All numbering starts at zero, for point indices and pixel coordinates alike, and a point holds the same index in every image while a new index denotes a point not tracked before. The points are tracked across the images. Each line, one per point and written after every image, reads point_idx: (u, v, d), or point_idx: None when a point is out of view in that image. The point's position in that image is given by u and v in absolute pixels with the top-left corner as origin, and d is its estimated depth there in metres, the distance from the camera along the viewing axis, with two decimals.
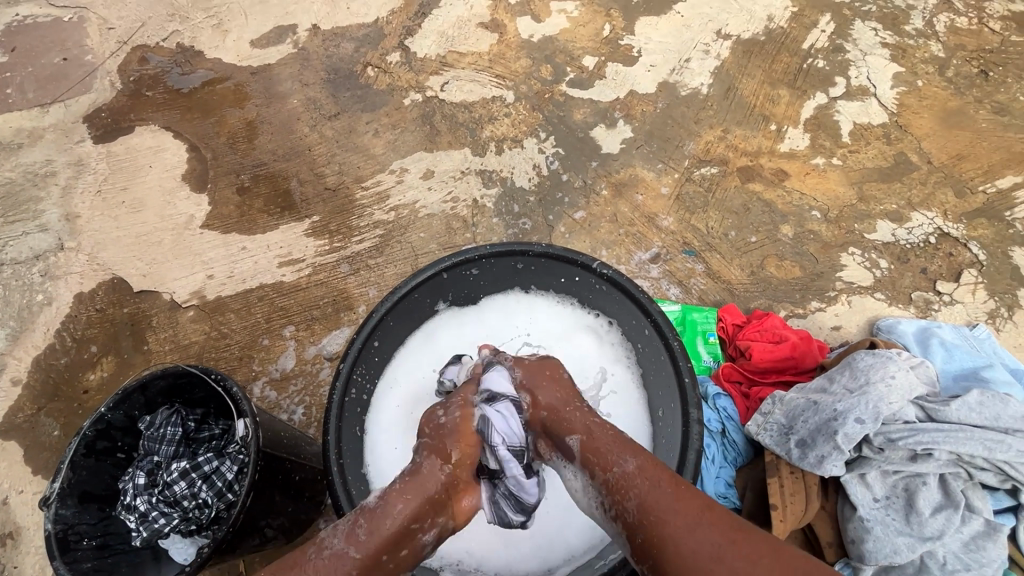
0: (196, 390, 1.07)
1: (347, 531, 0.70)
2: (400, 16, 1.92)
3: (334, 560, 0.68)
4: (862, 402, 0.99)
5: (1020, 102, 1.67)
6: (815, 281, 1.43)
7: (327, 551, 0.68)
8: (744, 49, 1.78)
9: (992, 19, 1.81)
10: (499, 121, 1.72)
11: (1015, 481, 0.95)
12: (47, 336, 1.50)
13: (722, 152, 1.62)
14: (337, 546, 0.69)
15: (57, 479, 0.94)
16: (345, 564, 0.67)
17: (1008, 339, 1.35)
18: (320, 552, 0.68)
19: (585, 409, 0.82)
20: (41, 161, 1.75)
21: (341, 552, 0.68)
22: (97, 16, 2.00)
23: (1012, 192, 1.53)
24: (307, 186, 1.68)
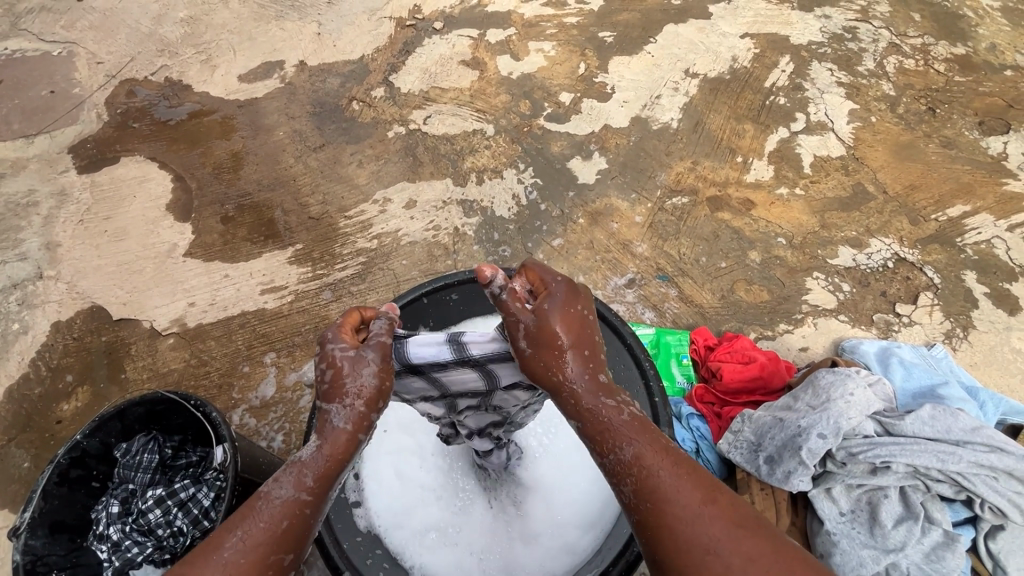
0: (175, 417, 1.07)
1: (294, 478, 0.64)
2: (385, 54, 2.01)
3: (280, 508, 0.63)
4: (824, 418, 1.03)
5: (966, 137, 1.79)
6: (783, 304, 1.50)
7: (275, 500, 0.63)
8: (710, 87, 1.89)
9: (937, 62, 1.96)
10: (479, 153, 1.78)
11: (969, 491, 0.98)
12: (21, 365, 1.49)
13: (692, 182, 1.70)
14: (284, 494, 0.63)
15: (28, 508, 0.92)
16: (302, 510, 0.63)
17: (964, 358, 1.42)
18: (270, 503, 0.62)
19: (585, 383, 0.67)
20: (24, 191, 1.76)
21: (291, 498, 0.63)
22: (86, 51, 2.06)
23: (962, 220, 1.63)
24: (291, 216, 1.71)
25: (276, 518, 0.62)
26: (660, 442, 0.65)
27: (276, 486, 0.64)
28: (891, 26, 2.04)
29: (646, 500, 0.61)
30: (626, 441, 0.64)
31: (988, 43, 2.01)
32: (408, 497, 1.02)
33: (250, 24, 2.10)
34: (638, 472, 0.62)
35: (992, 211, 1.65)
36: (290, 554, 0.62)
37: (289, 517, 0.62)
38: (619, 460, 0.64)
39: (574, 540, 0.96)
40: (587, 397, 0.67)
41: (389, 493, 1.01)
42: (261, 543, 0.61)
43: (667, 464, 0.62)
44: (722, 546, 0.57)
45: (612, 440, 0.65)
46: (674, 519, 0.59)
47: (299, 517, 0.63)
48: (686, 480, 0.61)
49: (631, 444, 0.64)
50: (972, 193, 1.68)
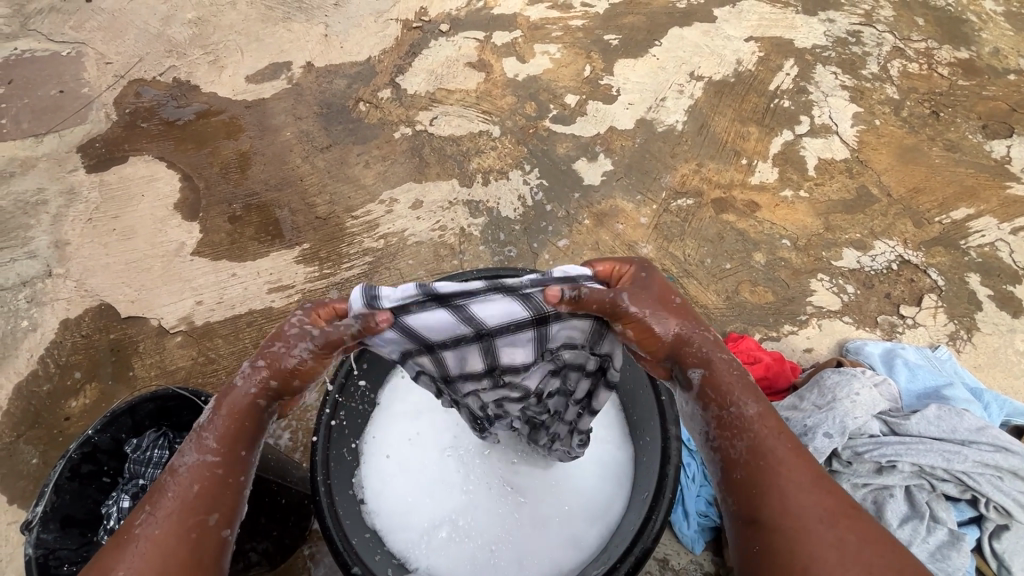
0: (185, 414, 1.08)
1: (195, 445, 0.67)
2: (392, 55, 2.02)
3: (188, 474, 0.66)
4: (830, 417, 1.03)
5: (969, 141, 1.80)
6: (787, 305, 1.50)
7: (180, 469, 0.66)
8: (715, 90, 1.90)
9: (941, 65, 1.97)
10: (485, 154, 1.80)
11: (974, 491, 0.99)
12: (30, 362, 1.50)
13: (697, 184, 1.71)
14: (188, 461, 0.66)
15: (41, 502, 0.93)
16: (206, 471, 0.66)
17: (968, 360, 1.43)
18: (175, 476, 0.66)
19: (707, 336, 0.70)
20: (33, 190, 1.77)
21: (194, 463, 0.66)
22: (95, 51, 2.07)
23: (966, 222, 1.64)
24: (299, 215, 1.72)
25: (187, 485, 0.65)
26: (783, 430, 0.67)
27: (179, 459, 0.67)
28: (895, 30, 2.05)
29: (754, 462, 0.64)
30: (748, 404, 0.67)
31: (992, 48, 2.02)
32: (416, 496, 1.03)
33: (258, 26, 2.11)
34: (758, 431, 0.65)
35: (995, 214, 1.65)
36: (214, 514, 0.65)
37: (196, 481, 0.65)
38: (743, 413, 0.66)
39: (580, 534, 0.97)
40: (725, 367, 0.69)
41: (397, 493, 1.02)
42: (173, 512, 0.63)
43: (787, 445, 0.65)
44: (829, 525, 0.60)
45: (735, 402, 0.67)
46: (784, 482, 0.63)
47: (209, 477, 0.66)
48: (796, 462, 0.64)
49: (753, 411, 0.66)
50: (975, 197, 1.68)
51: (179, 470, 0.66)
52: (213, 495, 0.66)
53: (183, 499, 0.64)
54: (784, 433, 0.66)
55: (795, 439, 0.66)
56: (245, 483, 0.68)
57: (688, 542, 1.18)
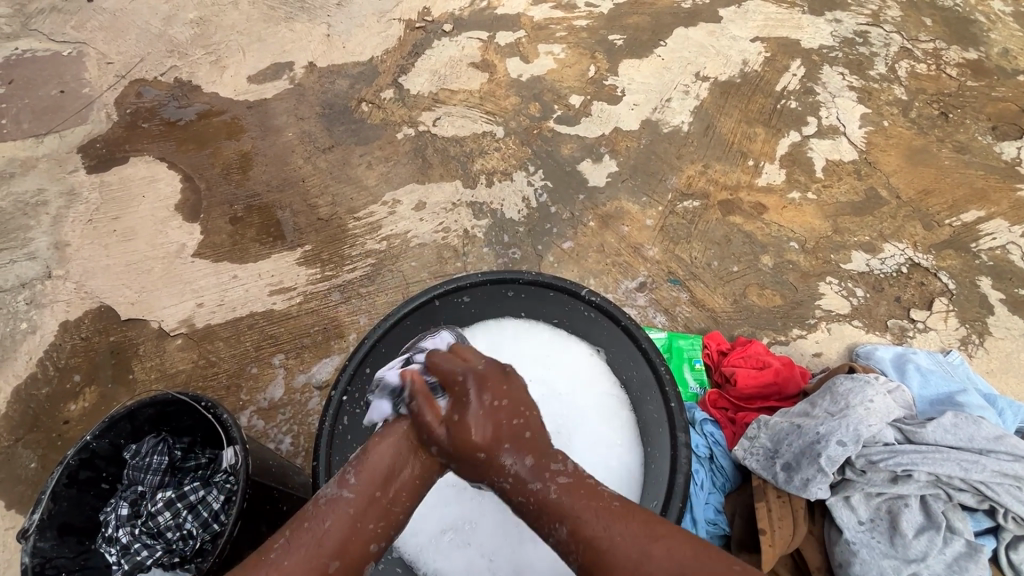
0: (185, 418, 1.06)
1: (340, 478, 0.73)
2: (394, 55, 2.01)
3: (328, 507, 0.70)
4: (843, 425, 1.02)
5: (979, 142, 1.78)
6: (796, 309, 1.48)
7: (323, 500, 0.71)
8: (721, 90, 1.88)
9: (949, 66, 1.95)
10: (489, 155, 1.78)
11: (993, 501, 0.97)
12: (29, 365, 1.48)
13: (703, 185, 1.69)
14: (331, 493, 0.71)
15: (37, 510, 0.92)
16: (343, 507, 0.70)
17: (980, 365, 1.40)
18: (317, 503, 0.71)
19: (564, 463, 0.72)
20: (33, 191, 1.76)
21: (336, 496, 0.71)
22: (96, 51, 2.06)
23: (976, 225, 1.61)
24: (300, 217, 1.71)
25: (322, 519, 0.69)
26: (585, 501, 0.68)
27: (324, 488, 0.72)
28: (903, 30, 2.03)
29: (595, 574, 0.64)
30: (559, 517, 0.68)
31: (1001, 48, 1.99)
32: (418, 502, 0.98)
33: (260, 26, 2.10)
34: (580, 544, 0.65)
35: (1006, 216, 1.63)
36: (337, 561, 0.67)
37: (333, 517, 0.69)
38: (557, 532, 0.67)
39: None
40: (518, 482, 0.72)
41: None
42: (306, 544, 0.67)
43: (599, 527, 0.65)
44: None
45: (548, 518, 0.69)
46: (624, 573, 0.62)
47: (346, 518, 0.69)
48: (625, 531, 0.65)
49: (564, 519, 0.67)
50: (986, 199, 1.66)
51: (323, 500, 0.70)
52: (344, 540, 0.68)
53: (317, 533, 0.68)
54: (593, 511, 0.67)
55: (600, 501, 0.68)
56: (372, 534, 0.70)
57: None
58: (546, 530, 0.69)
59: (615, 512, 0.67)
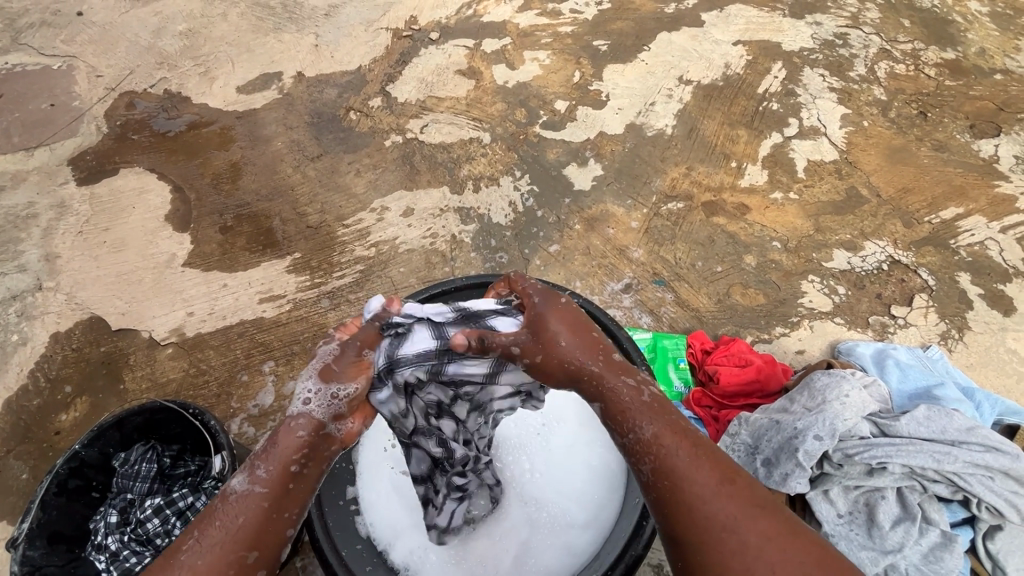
0: (173, 426, 1.07)
1: (249, 470, 0.69)
2: (382, 64, 2.03)
3: (239, 503, 0.67)
4: (820, 420, 1.03)
5: (957, 140, 1.81)
6: (779, 307, 1.50)
7: (233, 496, 0.68)
8: (704, 93, 1.91)
9: (928, 66, 1.98)
10: (476, 160, 1.80)
11: (966, 492, 0.99)
12: (20, 377, 1.49)
13: (687, 187, 1.72)
14: (241, 488, 0.68)
15: (26, 519, 0.92)
16: (256, 502, 0.67)
17: (960, 359, 1.43)
18: (226, 499, 0.68)
19: (632, 384, 0.75)
20: (23, 204, 1.77)
21: (247, 492, 0.67)
22: (86, 64, 2.08)
23: (955, 222, 1.64)
24: (289, 225, 1.72)
25: (234, 514, 0.67)
26: (687, 433, 0.71)
27: (232, 481, 0.68)
28: (881, 32, 2.07)
29: (664, 479, 0.68)
30: (649, 424, 0.71)
31: (978, 48, 2.03)
32: (407, 512, 1.01)
33: (248, 36, 2.12)
34: (657, 452, 0.69)
35: (984, 213, 1.66)
36: (254, 551, 0.66)
37: (246, 512, 0.67)
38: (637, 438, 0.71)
39: (575, 543, 0.96)
40: (614, 389, 0.74)
41: (387, 507, 1.00)
42: (217, 543, 0.65)
43: (689, 456, 0.68)
44: (732, 522, 0.64)
45: (629, 420, 0.72)
46: (692, 505, 0.66)
47: (258, 511, 0.67)
48: (704, 465, 0.68)
49: (656, 435, 0.70)
50: (964, 196, 1.69)
51: (233, 498, 0.67)
52: (257, 534, 0.67)
53: (231, 530, 0.66)
54: (682, 444, 0.69)
55: (686, 431, 0.71)
56: (290, 520, 0.70)
57: None
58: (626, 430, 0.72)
59: (699, 443, 0.70)
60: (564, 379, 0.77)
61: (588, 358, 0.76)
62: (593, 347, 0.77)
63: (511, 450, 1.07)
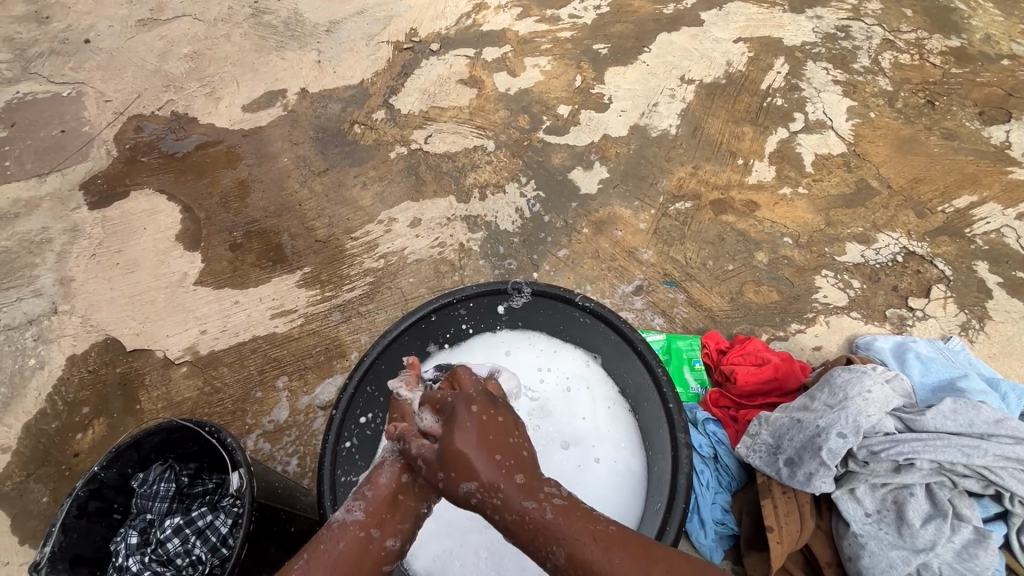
0: (190, 445, 1.07)
1: (349, 501, 0.76)
2: (384, 77, 2.05)
3: (340, 529, 0.73)
4: (843, 417, 1.02)
5: (967, 128, 1.79)
6: (793, 303, 1.49)
7: (336, 524, 0.73)
8: (707, 92, 1.91)
9: (933, 55, 1.96)
10: (481, 168, 1.80)
11: (998, 486, 0.98)
12: (39, 401, 1.50)
13: (694, 186, 1.71)
14: (341, 517, 0.74)
15: (48, 543, 0.93)
16: (354, 528, 0.73)
17: (982, 349, 1.40)
18: (329, 528, 0.73)
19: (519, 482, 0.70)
20: (37, 229, 1.79)
21: (345, 520, 0.73)
22: (95, 90, 2.11)
23: (969, 210, 1.62)
24: (298, 240, 1.73)
25: (334, 541, 0.72)
26: (580, 524, 0.66)
27: (336, 513, 0.75)
28: (883, 23, 2.05)
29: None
30: (557, 541, 0.65)
31: (983, 34, 2.01)
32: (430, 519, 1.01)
33: (252, 56, 2.15)
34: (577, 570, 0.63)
35: (999, 200, 1.64)
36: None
37: (344, 539, 0.72)
38: (555, 561, 0.65)
39: None
40: (508, 503, 0.69)
41: None
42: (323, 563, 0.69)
43: (596, 551, 0.63)
44: None
45: (544, 542, 0.66)
46: None
47: (356, 539, 0.72)
48: (621, 556, 0.62)
49: (563, 542, 0.64)
50: (977, 183, 1.67)
51: (334, 525, 0.73)
52: (358, 556, 0.71)
53: (331, 555, 0.70)
54: (591, 533, 0.65)
55: (595, 524, 0.66)
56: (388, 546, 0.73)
57: (706, 551, 1.11)
58: (541, 554, 0.66)
59: (611, 535, 0.64)
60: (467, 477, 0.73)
61: (489, 468, 0.71)
62: (502, 461, 0.72)
63: None
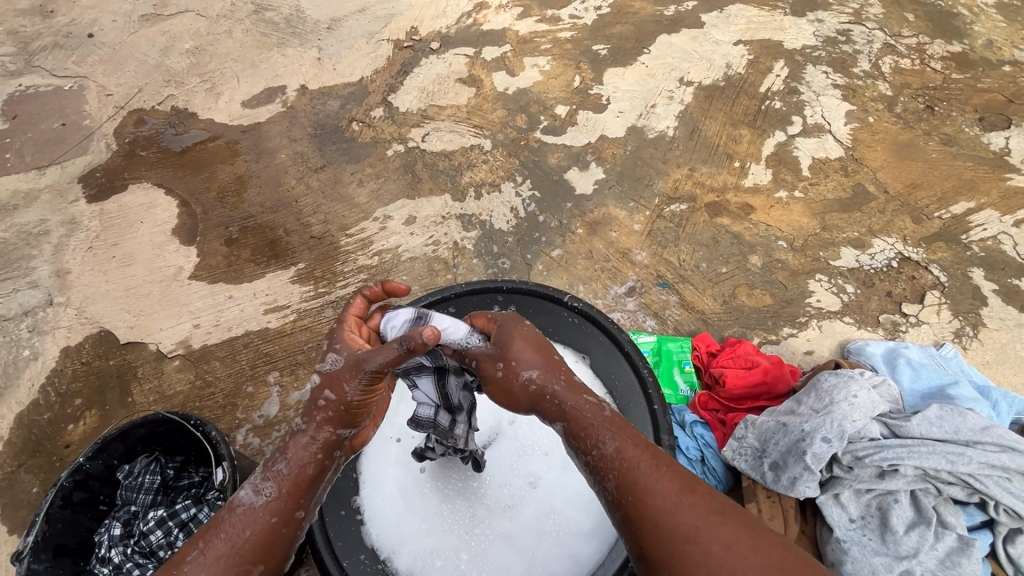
0: (176, 438, 1.08)
1: (256, 484, 0.70)
2: (383, 75, 2.05)
3: (247, 517, 0.68)
4: (828, 421, 1.02)
5: (966, 133, 1.78)
6: (786, 307, 1.48)
7: (240, 508, 0.69)
8: (706, 94, 1.90)
9: (934, 60, 1.95)
10: (477, 167, 1.80)
11: (983, 494, 0.97)
12: (32, 391, 1.51)
13: (690, 189, 1.70)
14: (246, 500, 0.69)
15: (31, 532, 0.93)
16: (262, 517, 0.68)
17: (975, 357, 1.39)
18: (233, 512, 0.69)
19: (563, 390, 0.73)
20: (35, 221, 1.80)
21: (251, 505, 0.69)
22: (96, 84, 2.12)
23: (966, 217, 1.61)
24: (294, 236, 1.73)
25: (239, 528, 0.68)
26: (631, 431, 0.71)
27: (241, 497, 0.69)
28: (885, 27, 2.04)
29: (628, 493, 0.66)
30: (611, 435, 0.69)
31: (985, 40, 2.00)
32: (413, 516, 1.01)
33: (253, 52, 2.16)
34: (620, 465, 0.67)
35: (997, 206, 1.63)
36: (261, 564, 0.68)
37: (250, 528, 0.68)
38: (602, 454, 0.68)
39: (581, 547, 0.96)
40: (564, 397, 0.73)
41: (392, 513, 1.00)
42: (223, 555, 0.66)
43: (645, 456, 0.68)
44: (702, 534, 0.61)
45: (593, 437, 0.70)
46: (655, 511, 0.64)
47: (267, 526, 0.69)
48: (668, 474, 0.66)
49: (615, 438, 0.69)
50: (975, 190, 1.66)
51: (238, 510, 0.68)
52: (264, 544, 0.68)
53: (238, 543, 0.67)
54: (644, 442, 0.69)
55: (647, 440, 0.70)
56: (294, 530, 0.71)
57: None
58: (590, 443, 0.70)
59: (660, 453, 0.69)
60: (525, 402, 0.75)
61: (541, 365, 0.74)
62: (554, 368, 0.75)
63: (516, 459, 1.06)
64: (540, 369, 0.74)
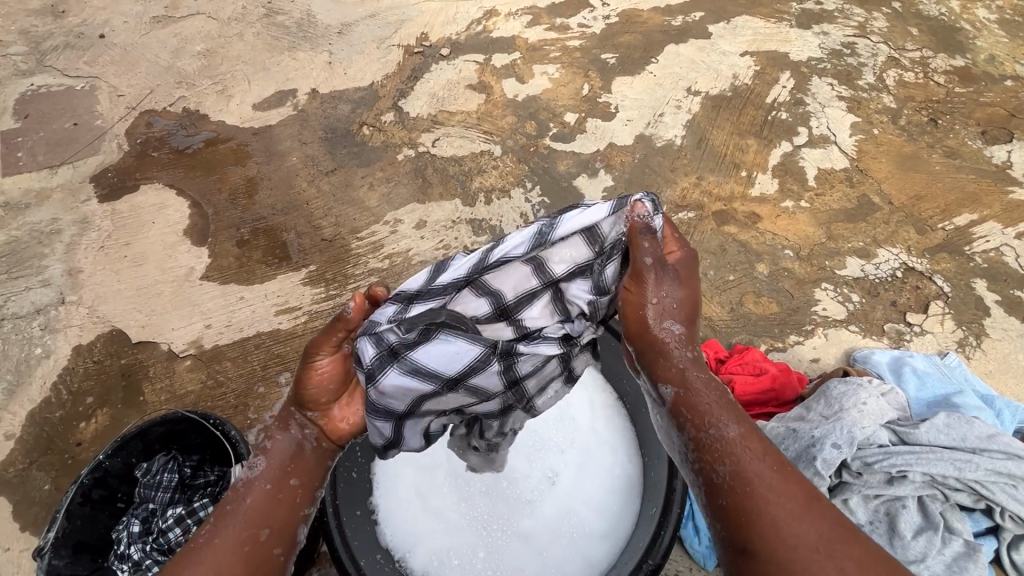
0: (193, 437, 1.09)
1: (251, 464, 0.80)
2: (394, 80, 2.07)
3: (245, 489, 0.78)
4: (838, 427, 1.04)
5: (969, 146, 1.81)
6: (792, 315, 1.50)
7: (240, 484, 0.79)
8: (712, 104, 1.93)
9: (936, 74, 1.98)
10: (487, 172, 1.82)
11: (989, 500, 0.99)
12: (43, 389, 1.52)
13: (697, 197, 1.73)
14: (245, 477, 0.79)
15: (52, 528, 0.95)
16: (261, 485, 0.78)
17: (978, 367, 1.42)
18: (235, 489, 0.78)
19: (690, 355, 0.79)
20: (47, 220, 1.81)
21: (249, 480, 0.79)
22: (108, 84, 2.14)
23: (969, 228, 1.63)
24: (305, 238, 1.75)
25: (242, 500, 0.77)
26: (754, 430, 0.73)
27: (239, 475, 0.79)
28: (889, 41, 2.08)
29: (741, 482, 0.67)
30: (732, 422, 0.72)
31: (987, 55, 2.03)
32: (428, 516, 1.02)
33: (264, 55, 2.18)
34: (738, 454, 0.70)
35: (999, 219, 1.65)
36: (266, 530, 0.76)
37: (252, 495, 0.77)
38: (721, 435, 0.71)
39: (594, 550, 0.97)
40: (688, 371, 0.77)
41: (408, 514, 1.01)
42: (231, 523, 0.75)
43: (768, 457, 0.70)
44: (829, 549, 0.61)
45: (713, 418, 0.73)
46: (770, 511, 0.65)
47: (265, 494, 0.78)
48: (791, 482, 0.67)
49: (737, 428, 0.72)
50: (977, 203, 1.68)
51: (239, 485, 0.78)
52: (265, 511, 0.77)
53: (240, 512, 0.76)
54: (765, 445, 0.71)
55: (771, 448, 0.71)
56: (289, 498, 0.79)
57: (700, 558, 1.17)
58: (709, 421, 0.73)
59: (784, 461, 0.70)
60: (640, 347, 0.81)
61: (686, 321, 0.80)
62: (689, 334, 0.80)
63: (530, 460, 1.08)
64: (683, 326, 0.80)
